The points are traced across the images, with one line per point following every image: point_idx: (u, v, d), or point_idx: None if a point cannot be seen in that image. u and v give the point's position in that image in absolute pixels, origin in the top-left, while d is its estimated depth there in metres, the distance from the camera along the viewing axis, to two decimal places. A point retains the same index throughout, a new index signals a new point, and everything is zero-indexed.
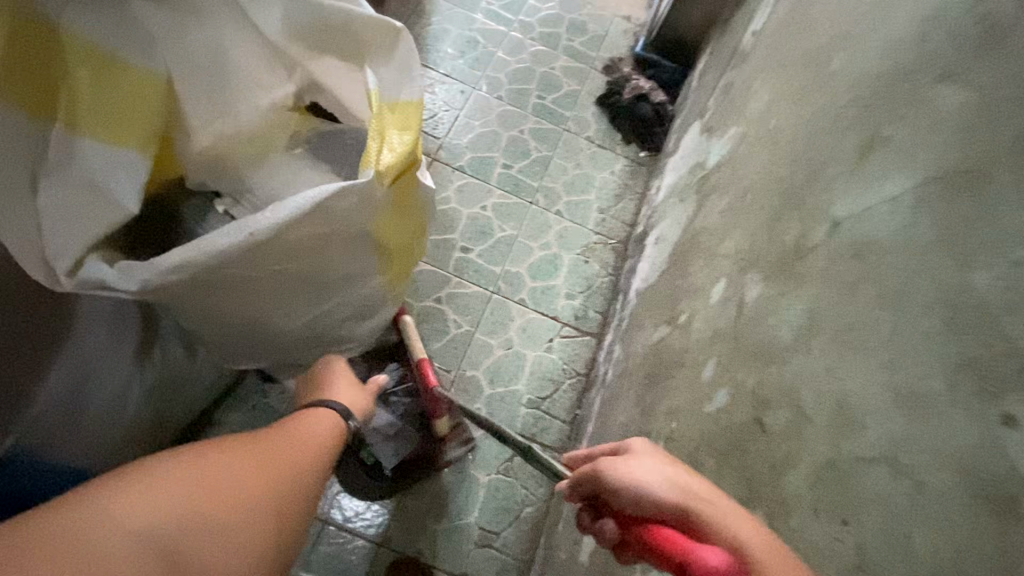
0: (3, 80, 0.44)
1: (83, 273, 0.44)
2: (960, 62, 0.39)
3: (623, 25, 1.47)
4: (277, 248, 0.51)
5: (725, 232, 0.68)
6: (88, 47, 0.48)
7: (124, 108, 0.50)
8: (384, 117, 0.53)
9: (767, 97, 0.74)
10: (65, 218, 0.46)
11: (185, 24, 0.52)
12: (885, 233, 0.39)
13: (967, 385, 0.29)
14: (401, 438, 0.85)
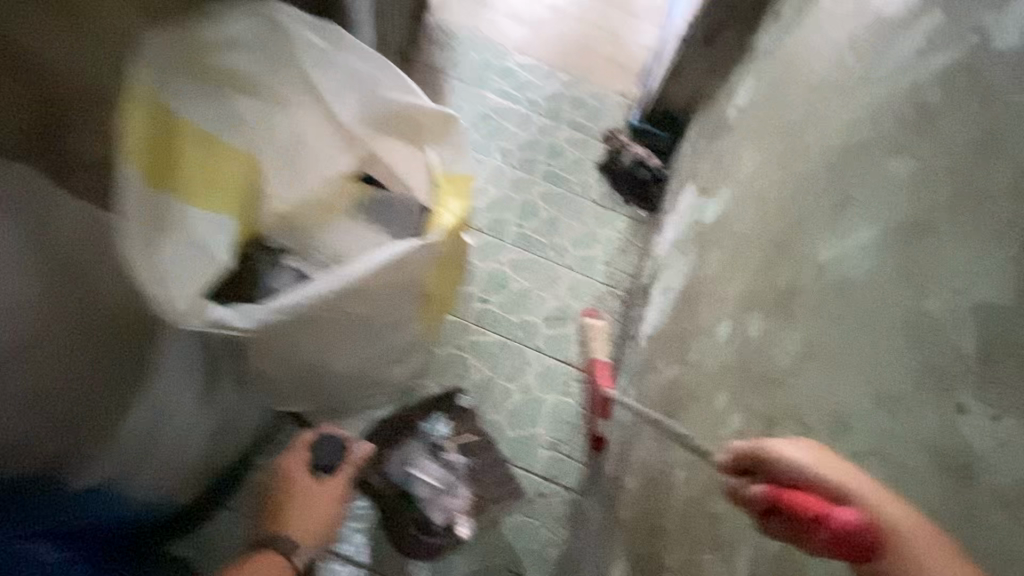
0: (138, 156, 0.53)
1: (205, 313, 0.54)
2: (905, 138, 0.50)
3: (619, 100, 1.64)
4: (356, 294, 0.61)
5: (725, 278, 0.77)
6: (196, 130, 0.58)
7: (223, 178, 0.59)
8: (443, 190, 0.68)
9: (753, 163, 0.85)
10: (175, 269, 0.54)
11: (269, 110, 0.63)
12: (859, 272, 0.48)
13: (943, 386, 0.34)
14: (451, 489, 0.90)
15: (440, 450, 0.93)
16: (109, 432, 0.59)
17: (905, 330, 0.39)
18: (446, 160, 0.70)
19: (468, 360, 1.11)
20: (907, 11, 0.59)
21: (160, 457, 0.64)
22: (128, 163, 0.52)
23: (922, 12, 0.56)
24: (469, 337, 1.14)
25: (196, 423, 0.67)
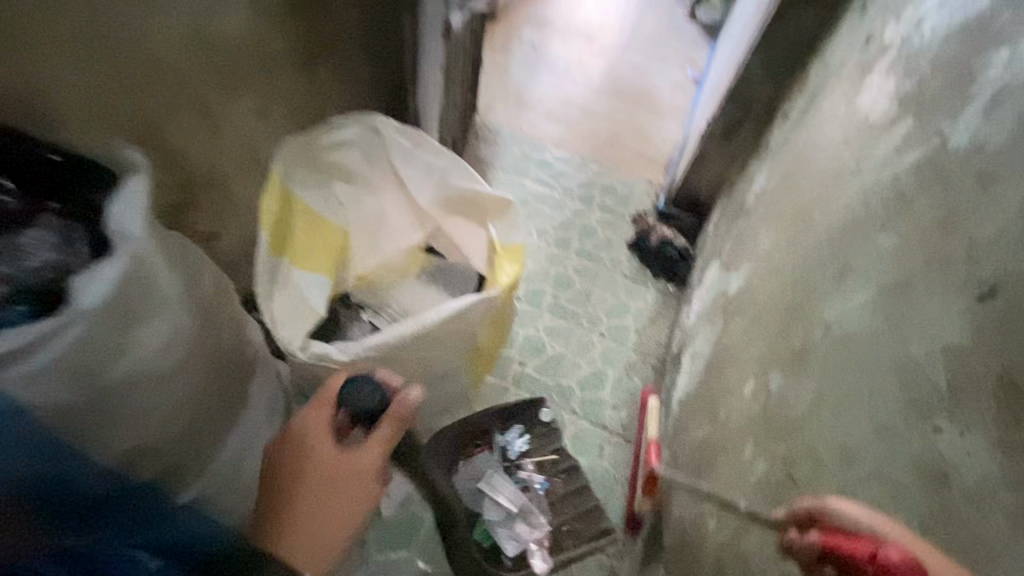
0: (269, 231, 0.70)
1: (311, 348, 0.67)
2: (890, 217, 0.59)
3: (646, 187, 1.80)
4: (426, 339, 0.71)
5: (748, 341, 0.84)
6: (307, 210, 0.74)
7: (325, 244, 0.74)
8: (502, 256, 0.77)
9: (770, 240, 0.95)
10: (288, 317, 0.68)
11: (362, 195, 0.79)
12: (857, 328, 0.56)
13: (922, 414, 0.41)
14: (525, 519, 1.00)
15: (516, 467, 1.06)
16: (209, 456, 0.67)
17: (893, 372, 0.46)
18: (502, 232, 0.79)
19: None
20: (887, 116, 0.71)
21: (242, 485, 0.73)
22: (263, 234, 0.69)
23: (899, 117, 0.67)
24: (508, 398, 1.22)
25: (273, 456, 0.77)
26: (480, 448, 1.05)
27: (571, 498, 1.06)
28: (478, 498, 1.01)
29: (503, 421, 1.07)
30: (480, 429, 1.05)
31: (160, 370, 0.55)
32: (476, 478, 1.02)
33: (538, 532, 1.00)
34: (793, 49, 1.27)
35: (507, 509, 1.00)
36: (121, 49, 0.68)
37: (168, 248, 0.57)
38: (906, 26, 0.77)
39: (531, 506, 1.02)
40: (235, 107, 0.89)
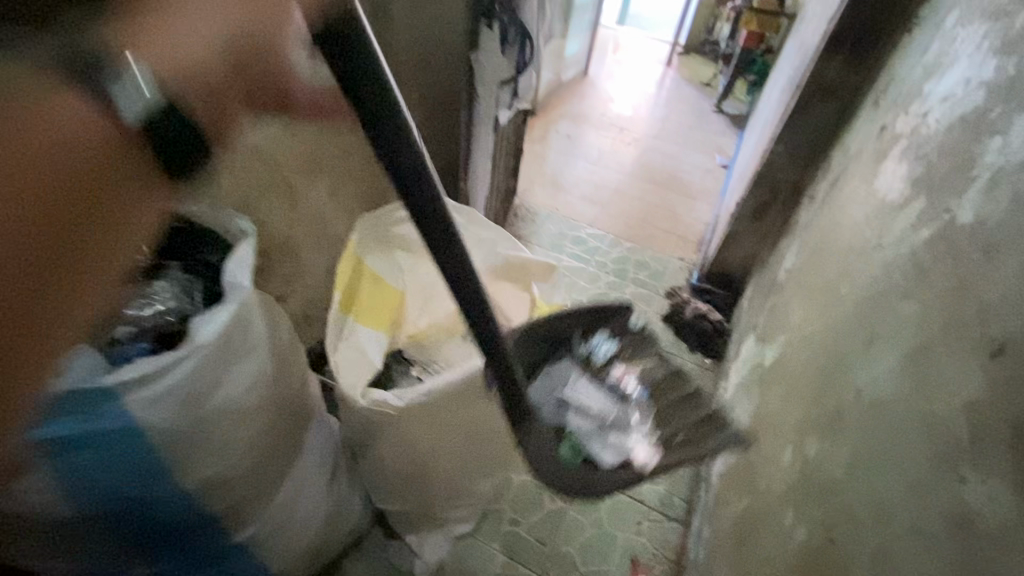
0: (341, 287, 0.81)
1: (368, 392, 0.74)
2: (909, 286, 0.63)
3: (679, 264, 1.87)
4: (474, 390, 0.76)
5: (785, 410, 0.85)
6: (372, 272, 0.84)
7: (386, 305, 0.83)
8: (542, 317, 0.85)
9: (801, 312, 0.98)
10: (346, 366, 0.75)
11: (418, 262, 0.89)
12: (886, 390, 0.58)
13: (951, 467, 0.42)
14: (615, 426, 0.85)
15: (606, 372, 0.90)
16: (266, 500, 0.71)
17: (919, 429, 0.49)
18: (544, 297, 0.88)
19: (542, 487, 1.18)
20: (902, 196, 0.76)
21: (289, 531, 0.77)
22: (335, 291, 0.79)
23: (912, 197, 0.73)
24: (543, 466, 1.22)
25: (319, 502, 0.81)
26: (567, 357, 0.89)
27: (681, 404, 0.84)
28: (562, 415, 0.86)
29: (590, 327, 0.89)
30: (559, 335, 0.87)
31: (244, 407, 0.60)
32: (555, 399, 0.87)
33: (636, 437, 0.82)
34: (814, 139, 1.37)
35: (598, 420, 0.86)
36: (234, 138, 0.83)
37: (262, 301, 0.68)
38: (914, 119, 0.85)
39: (624, 415, 0.86)
40: (314, 187, 1.04)
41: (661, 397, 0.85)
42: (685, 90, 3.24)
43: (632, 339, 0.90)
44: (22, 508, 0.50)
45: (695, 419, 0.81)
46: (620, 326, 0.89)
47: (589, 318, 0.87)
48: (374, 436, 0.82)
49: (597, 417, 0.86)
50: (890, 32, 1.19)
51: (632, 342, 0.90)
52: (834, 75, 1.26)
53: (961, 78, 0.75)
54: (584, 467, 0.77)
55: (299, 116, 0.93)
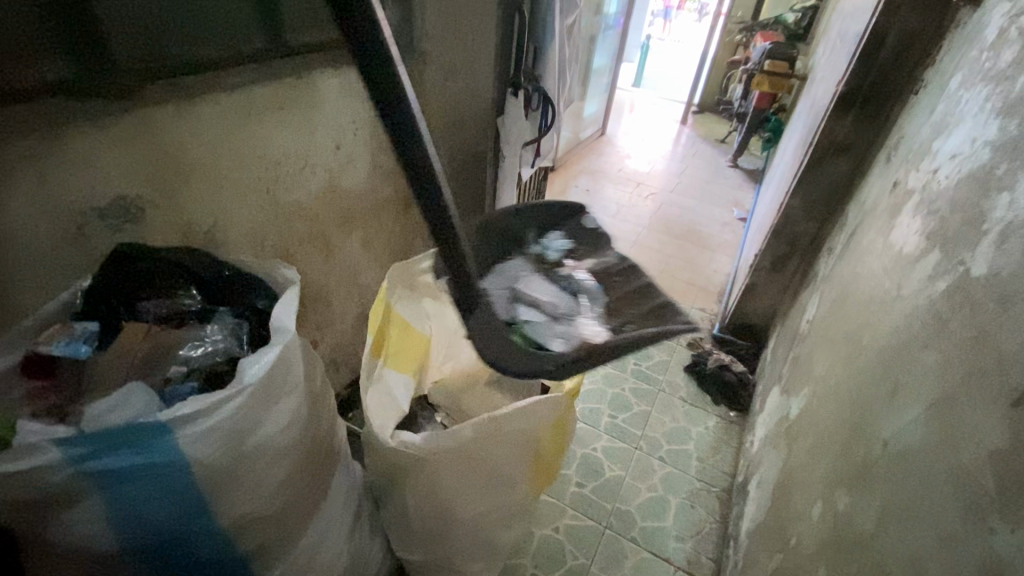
0: (373, 332, 0.81)
1: (397, 434, 0.75)
2: (930, 337, 0.64)
3: (700, 314, 1.88)
4: (499, 435, 0.77)
5: (813, 464, 0.84)
6: (403, 318, 0.85)
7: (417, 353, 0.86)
8: None
9: (825, 363, 0.98)
10: (377, 407, 0.78)
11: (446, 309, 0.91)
12: (912, 442, 0.58)
13: (983, 520, 0.42)
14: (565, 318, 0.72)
15: (557, 272, 0.81)
16: (291, 543, 0.72)
17: (947, 480, 0.49)
18: None
19: (563, 543, 1.14)
20: (918, 249, 0.78)
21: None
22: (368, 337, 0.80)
23: (928, 249, 0.75)
24: (565, 520, 1.19)
25: (343, 550, 0.82)
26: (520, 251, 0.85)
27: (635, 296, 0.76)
28: (516, 301, 0.74)
29: (541, 229, 0.87)
30: (511, 236, 0.85)
31: (279, 446, 0.63)
32: (509, 286, 0.77)
33: (590, 325, 0.71)
34: (829, 193, 1.40)
35: (552, 309, 0.73)
36: (279, 195, 0.91)
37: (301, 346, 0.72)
38: (925, 175, 0.88)
39: (575, 306, 0.74)
40: (348, 239, 1.10)
41: (616, 287, 0.77)
42: (701, 146, 3.35)
43: (577, 238, 0.87)
44: (69, 540, 0.53)
45: (646, 311, 0.73)
46: (575, 232, 0.87)
47: (545, 221, 0.87)
48: (399, 480, 0.83)
49: (550, 310, 0.73)
50: (897, 94, 1.24)
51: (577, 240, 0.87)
52: (844, 133, 1.31)
53: (967, 137, 0.78)
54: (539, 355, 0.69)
55: (339, 174, 1.01)
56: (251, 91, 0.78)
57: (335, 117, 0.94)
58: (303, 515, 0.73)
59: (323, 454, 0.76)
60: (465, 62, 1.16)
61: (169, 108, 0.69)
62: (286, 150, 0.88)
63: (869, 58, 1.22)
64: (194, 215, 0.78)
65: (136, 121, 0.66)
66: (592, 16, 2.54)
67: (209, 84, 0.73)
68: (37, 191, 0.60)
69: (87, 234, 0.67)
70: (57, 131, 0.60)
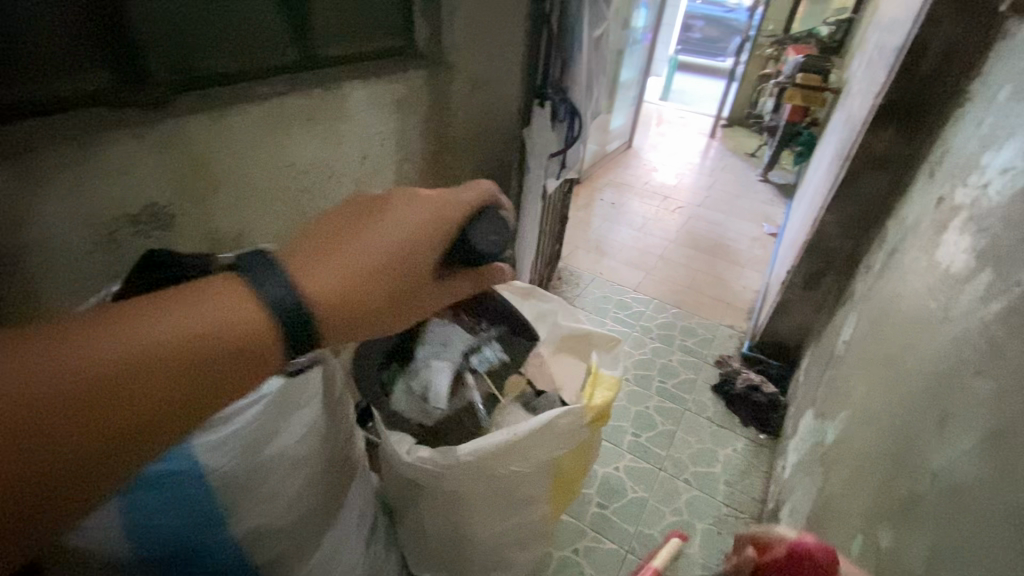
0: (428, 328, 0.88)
1: (406, 451, 0.75)
2: (983, 365, 0.59)
3: (729, 332, 1.82)
4: (519, 452, 0.75)
5: (851, 496, 0.79)
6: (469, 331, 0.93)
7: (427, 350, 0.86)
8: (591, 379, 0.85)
9: (864, 387, 0.93)
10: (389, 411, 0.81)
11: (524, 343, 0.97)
12: (965, 478, 0.53)
13: None
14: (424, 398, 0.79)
15: (473, 368, 0.84)
16: (306, 556, 0.71)
17: (1008, 528, 0.44)
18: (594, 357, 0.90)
19: (583, 565, 1.11)
20: (967, 269, 0.73)
21: None
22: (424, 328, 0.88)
23: (978, 269, 0.70)
24: (585, 541, 1.15)
25: (358, 564, 0.80)
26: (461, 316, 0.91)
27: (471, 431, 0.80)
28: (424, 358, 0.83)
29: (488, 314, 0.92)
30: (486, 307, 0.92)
31: (296, 458, 0.63)
32: (438, 343, 0.84)
33: (424, 417, 0.79)
34: (867, 209, 1.35)
35: (426, 388, 0.79)
36: (304, 204, 0.92)
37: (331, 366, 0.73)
38: (974, 191, 0.83)
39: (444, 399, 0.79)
40: None
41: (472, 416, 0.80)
42: (730, 160, 3.29)
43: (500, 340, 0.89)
44: (83, 545, 0.53)
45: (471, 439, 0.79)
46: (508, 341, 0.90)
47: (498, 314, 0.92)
48: (416, 495, 0.81)
49: (423, 383, 0.80)
50: (940, 106, 1.18)
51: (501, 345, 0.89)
52: (884, 146, 1.26)
53: (1020, 151, 0.73)
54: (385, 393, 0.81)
55: (364, 185, 1.02)
56: (284, 103, 0.80)
57: (361, 129, 0.96)
58: (321, 524, 0.72)
59: (342, 464, 0.76)
60: (491, 75, 1.16)
61: (204, 119, 0.71)
62: (314, 161, 0.90)
63: (910, 70, 1.17)
64: (222, 223, 0.80)
65: (171, 130, 0.67)
66: (619, 30, 2.54)
67: (242, 96, 0.75)
68: (75, 202, 0.62)
69: (117, 240, 0.69)
70: (94, 138, 0.61)
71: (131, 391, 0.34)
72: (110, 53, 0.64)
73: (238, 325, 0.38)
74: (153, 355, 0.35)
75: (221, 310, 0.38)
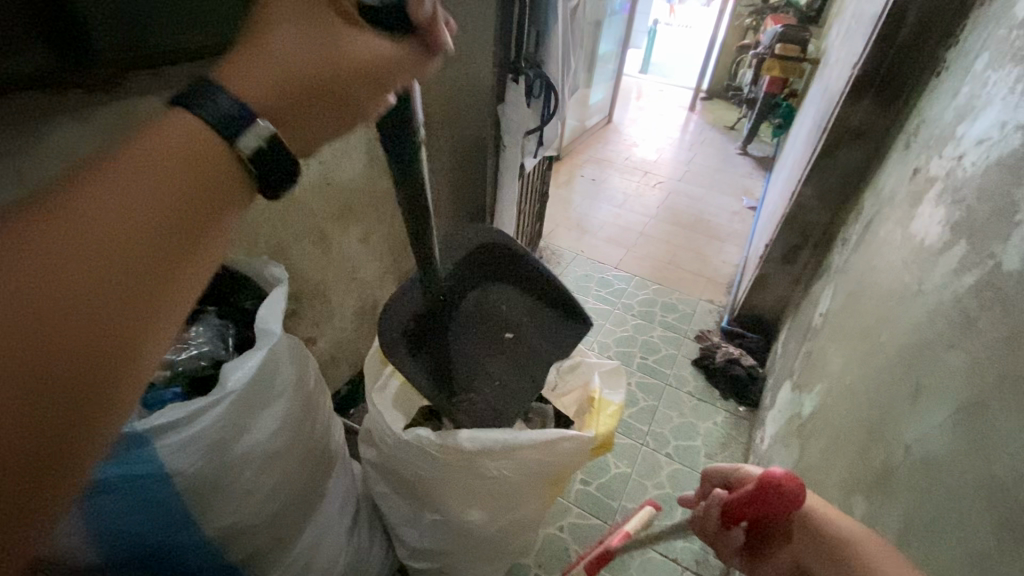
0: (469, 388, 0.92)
1: (407, 431, 0.73)
2: (956, 337, 0.60)
3: (709, 306, 1.84)
4: (511, 457, 0.72)
5: (827, 467, 0.81)
6: None
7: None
8: (598, 407, 0.83)
9: (839, 359, 0.95)
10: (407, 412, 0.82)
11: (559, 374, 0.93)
12: (937, 449, 0.54)
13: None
14: (479, 377, 0.78)
15: (493, 327, 0.82)
16: (285, 548, 0.70)
17: (982, 497, 0.45)
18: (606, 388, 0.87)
19: (568, 542, 1.13)
20: (942, 241, 0.74)
21: None
22: None
23: (952, 242, 0.70)
24: (570, 517, 1.17)
25: (342, 551, 0.80)
26: (508, 305, 0.84)
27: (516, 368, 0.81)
28: (524, 378, 0.80)
29: (493, 278, 0.84)
30: (472, 259, 0.83)
31: (269, 454, 0.61)
32: (496, 326, 0.82)
33: (483, 381, 0.78)
34: (844, 181, 1.35)
35: (479, 362, 0.79)
36: None
37: (302, 356, 0.71)
38: (949, 161, 0.83)
39: (492, 366, 0.79)
40: (346, 234, 1.08)
41: (501, 358, 0.80)
42: (709, 133, 3.28)
43: (472, 274, 0.83)
44: (45, 555, 0.52)
45: (509, 375, 0.80)
46: (552, 320, 0.85)
47: (510, 268, 0.85)
48: (400, 483, 0.80)
49: (473, 360, 0.79)
50: (916, 78, 1.18)
51: (538, 312, 0.85)
52: (861, 118, 1.25)
53: (995, 121, 0.73)
54: (456, 379, 0.76)
55: (333, 167, 0.98)
56: None
57: None
58: (300, 518, 0.71)
59: (321, 455, 0.75)
60: (464, 48, 1.12)
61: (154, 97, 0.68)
62: None
63: (887, 39, 1.16)
64: None
65: (119, 114, 0.64)
66: None
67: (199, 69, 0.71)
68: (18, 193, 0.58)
69: None
70: (35, 129, 0.57)
71: (96, 255, 0.26)
72: (53, 23, 0.51)
73: (173, 147, 0.30)
74: (94, 211, 0.26)
75: (168, 133, 0.30)
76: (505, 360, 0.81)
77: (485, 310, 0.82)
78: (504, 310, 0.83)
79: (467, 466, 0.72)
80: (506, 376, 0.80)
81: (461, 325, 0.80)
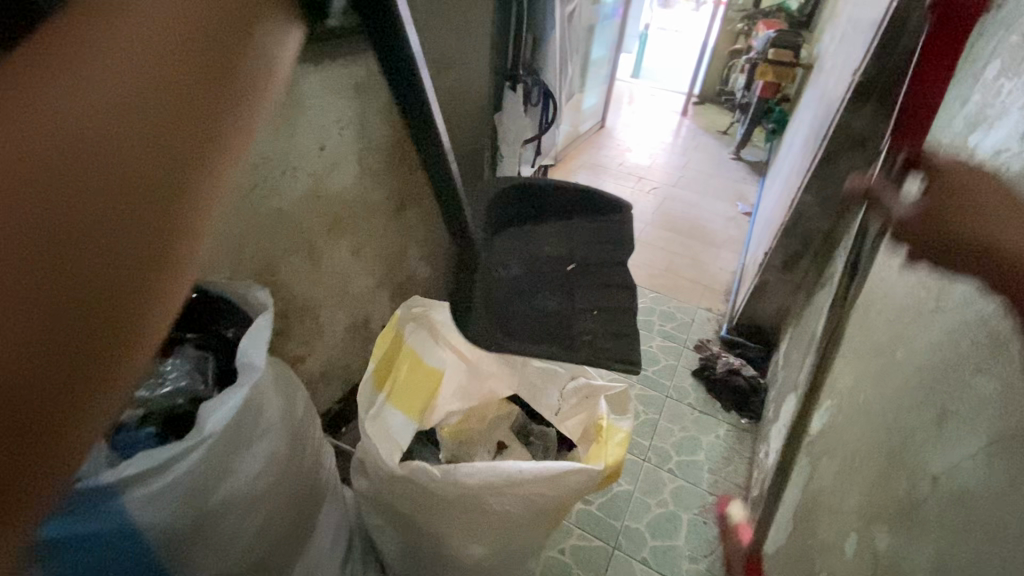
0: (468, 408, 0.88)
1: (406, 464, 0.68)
2: (983, 359, 0.57)
3: (707, 315, 1.81)
4: (519, 490, 0.67)
5: (843, 490, 0.77)
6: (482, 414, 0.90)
7: (427, 391, 0.82)
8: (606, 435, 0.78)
9: (850, 375, 0.92)
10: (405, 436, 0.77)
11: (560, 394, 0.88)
12: (971, 483, 0.51)
13: None
14: (592, 326, 0.89)
15: (566, 275, 0.97)
16: None
17: None
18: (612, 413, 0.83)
19: (570, 566, 1.09)
20: None
21: None
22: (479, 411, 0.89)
23: None
24: (572, 539, 1.13)
25: None
26: (548, 246, 1.01)
27: (608, 290, 0.95)
28: (612, 287, 0.96)
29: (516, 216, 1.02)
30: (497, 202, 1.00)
31: (252, 499, 0.57)
32: (560, 272, 0.97)
33: (596, 328, 0.89)
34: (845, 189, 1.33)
35: (586, 313, 0.91)
36: (257, 202, 0.83)
37: (290, 389, 0.67)
38: None
39: (592, 315, 0.91)
40: (337, 248, 1.04)
41: (592, 298, 0.94)
42: (702, 138, 3.27)
43: (502, 212, 1.01)
44: None
45: (608, 312, 0.92)
46: (585, 230, 1.03)
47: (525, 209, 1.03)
48: (394, 515, 0.76)
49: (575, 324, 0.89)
50: None
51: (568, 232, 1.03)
52: (861, 125, 1.23)
53: (1012, 131, 0.71)
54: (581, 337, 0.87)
55: (323, 178, 0.93)
56: None
57: (317, 117, 0.87)
58: (286, 560, 0.66)
59: (311, 492, 0.70)
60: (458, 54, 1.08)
61: None
62: (262, 152, 0.80)
63: (889, 46, 1.13)
64: None
65: None
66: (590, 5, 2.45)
67: None
68: None
69: None
70: None
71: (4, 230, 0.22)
72: None
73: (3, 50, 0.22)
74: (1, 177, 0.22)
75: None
76: (594, 302, 0.93)
77: (525, 242, 1.00)
78: (553, 259, 0.99)
79: (469, 500, 0.68)
80: (603, 311, 0.91)
81: (537, 302, 0.91)
